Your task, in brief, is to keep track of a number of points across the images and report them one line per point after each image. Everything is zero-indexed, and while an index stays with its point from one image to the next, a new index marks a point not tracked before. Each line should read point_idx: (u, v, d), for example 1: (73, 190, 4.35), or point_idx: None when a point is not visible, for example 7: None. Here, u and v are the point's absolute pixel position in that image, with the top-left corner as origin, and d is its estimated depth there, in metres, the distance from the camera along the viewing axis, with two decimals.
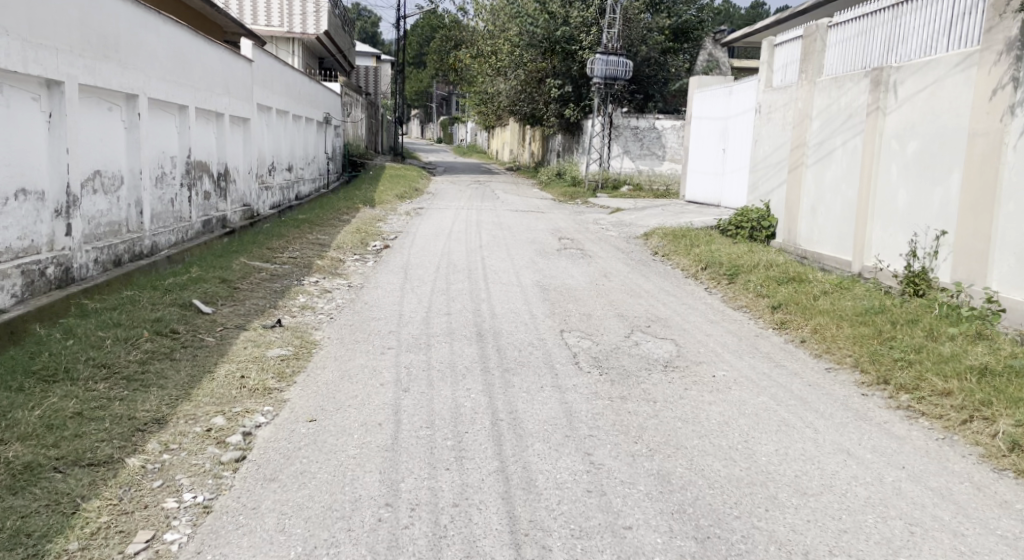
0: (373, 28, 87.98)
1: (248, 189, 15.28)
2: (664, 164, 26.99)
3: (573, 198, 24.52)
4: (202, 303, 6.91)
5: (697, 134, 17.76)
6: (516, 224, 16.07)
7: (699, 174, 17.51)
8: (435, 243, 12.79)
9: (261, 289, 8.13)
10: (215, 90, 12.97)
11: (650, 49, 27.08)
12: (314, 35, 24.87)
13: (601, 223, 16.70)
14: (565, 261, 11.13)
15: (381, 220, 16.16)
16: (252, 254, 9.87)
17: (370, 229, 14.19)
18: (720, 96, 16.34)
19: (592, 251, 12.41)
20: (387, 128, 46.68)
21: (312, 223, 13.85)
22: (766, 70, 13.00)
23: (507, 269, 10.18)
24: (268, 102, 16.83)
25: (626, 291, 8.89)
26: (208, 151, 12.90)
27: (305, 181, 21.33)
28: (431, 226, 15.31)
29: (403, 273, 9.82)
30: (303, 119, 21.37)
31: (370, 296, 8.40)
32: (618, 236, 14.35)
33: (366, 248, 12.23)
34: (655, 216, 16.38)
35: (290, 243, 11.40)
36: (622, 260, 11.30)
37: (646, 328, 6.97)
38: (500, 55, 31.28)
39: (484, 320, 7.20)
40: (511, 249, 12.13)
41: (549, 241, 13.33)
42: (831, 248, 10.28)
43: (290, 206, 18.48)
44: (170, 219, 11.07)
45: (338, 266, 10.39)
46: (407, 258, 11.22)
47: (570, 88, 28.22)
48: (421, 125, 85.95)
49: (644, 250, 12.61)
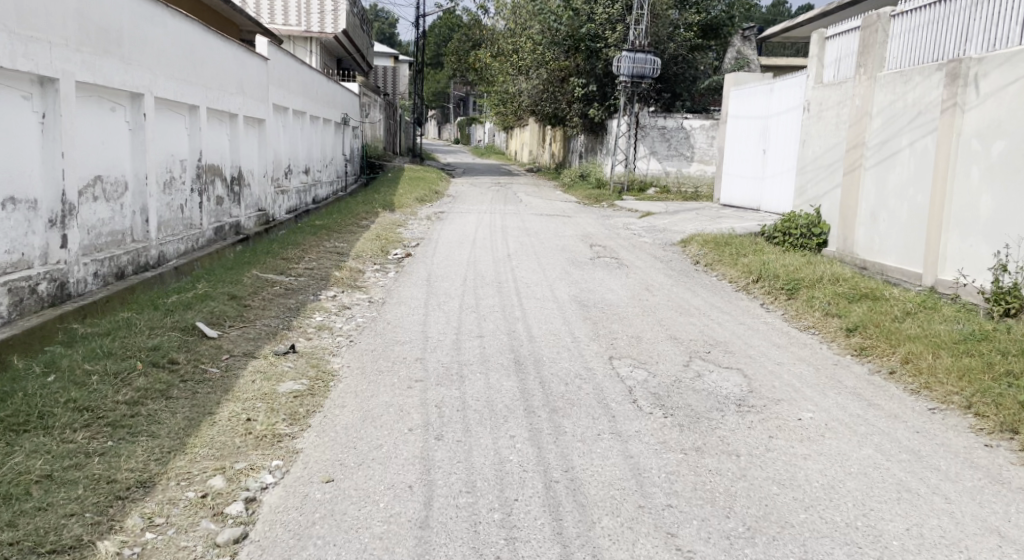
0: (390, 28, 87.30)
1: (264, 193, 14.60)
2: (693, 165, 25.81)
3: (599, 200, 23.71)
4: (207, 326, 6.13)
5: (734, 134, 16.93)
6: (543, 229, 15.26)
7: (736, 176, 16.69)
8: (460, 251, 12.01)
9: (275, 306, 7.40)
10: (227, 90, 12.23)
11: (678, 47, 26.21)
12: (332, 34, 24.20)
13: (632, 229, 15.88)
14: (601, 272, 10.34)
15: (402, 225, 15.44)
16: (266, 266, 9.14)
17: (391, 236, 13.46)
18: (761, 94, 15.53)
19: (628, 259, 11.63)
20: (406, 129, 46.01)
21: (331, 230, 13.12)
22: (817, 65, 12.28)
23: (540, 281, 9.40)
24: (284, 103, 16.15)
25: (673, 306, 8.09)
26: (221, 153, 12.20)
27: (322, 184, 20.67)
28: (454, 231, 14.56)
29: (427, 286, 9.07)
30: (320, 120, 20.69)
31: (393, 313, 7.65)
32: (652, 243, 13.54)
33: (387, 257, 11.51)
34: (690, 221, 15.56)
35: (307, 252, 10.67)
36: (662, 271, 10.51)
37: (706, 355, 6.17)
38: (521, 54, 30.48)
39: (523, 344, 6.43)
40: (542, 258, 11.36)
41: (582, 249, 12.54)
42: (897, 259, 9.53)
43: (306, 211, 17.79)
44: (179, 227, 10.36)
45: (358, 278, 9.65)
46: (431, 268, 10.44)
47: (595, 87, 27.26)
48: (439, 126, 85.28)
49: (685, 259, 11.81)
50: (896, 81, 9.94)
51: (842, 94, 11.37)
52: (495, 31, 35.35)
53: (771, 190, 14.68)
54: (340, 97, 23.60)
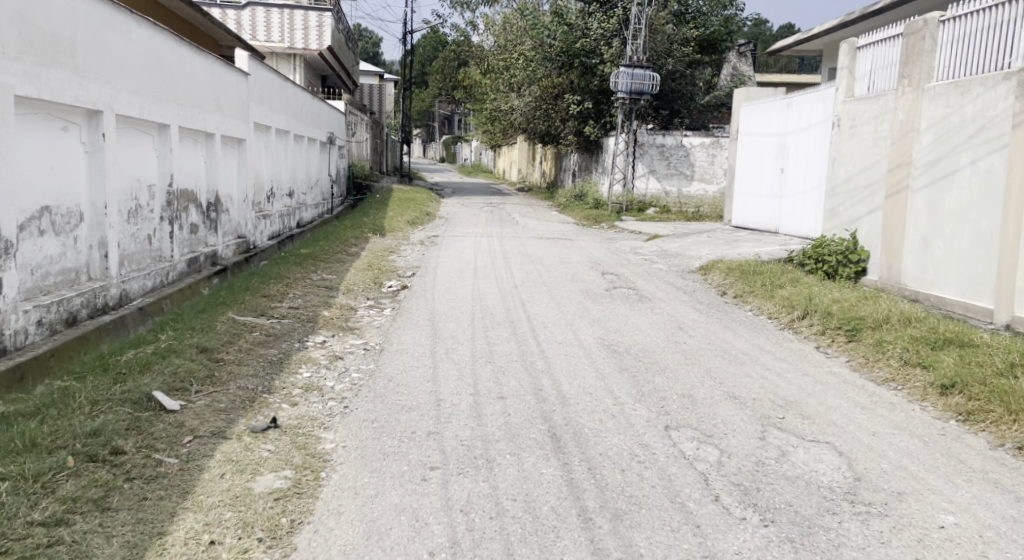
0: (374, 46, 86.31)
1: (243, 219, 13.49)
2: (693, 185, 24.64)
3: (599, 221, 22.67)
4: (166, 396, 4.91)
5: (747, 151, 15.83)
6: (547, 255, 14.11)
7: (749, 196, 15.59)
8: (459, 282, 10.84)
9: (254, 359, 6.25)
10: (203, 106, 11.10)
11: (677, 62, 25.11)
12: (316, 50, 23.15)
13: (642, 253, 14.80)
14: (623, 307, 9.23)
15: (395, 251, 14.33)
16: (243, 306, 7.96)
17: (383, 264, 12.33)
18: (777, 108, 14.46)
19: (649, 290, 10.52)
20: (393, 149, 44.87)
21: (317, 259, 11.96)
22: (847, 77, 11.15)
23: (557, 320, 8.25)
24: (266, 121, 15.01)
25: (718, 351, 6.98)
26: (196, 176, 11.09)
27: (306, 207, 19.54)
28: (451, 258, 13.47)
29: (430, 327, 7.94)
30: (305, 140, 19.58)
31: (394, 365, 6.49)
32: (668, 270, 12.43)
33: (380, 290, 10.39)
34: (705, 245, 14.45)
35: (292, 287, 9.52)
36: (690, 304, 9.43)
37: (781, 422, 5.06)
38: (513, 70, 29.39)
39: (555, 408, 5.29)
40: (554, 291, 10.22)
41: (594, 279, 11.41)
42: (958, 290, 8.63)
43: (290, 235, 16.65)
44: (146, 260, 9.23)
45: (350, 318, 8.52)
46: (429, 304, 9.25)
47: (590, 104, 26.05)
48: (424, 144, 84.13)
49: (710, 290, 10.68)
50: (948, 92, 8.95)
51: (881, 107, 10.28)
52: (483, 47, 34.26)
53: (793, 212, 13.62)
54: (326, 115, 22.48)
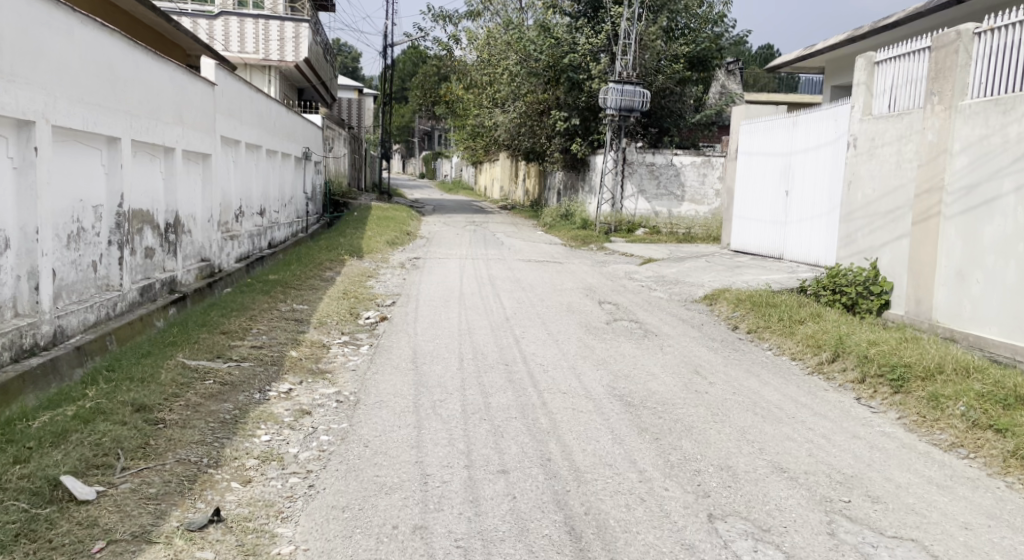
0: (354, 61, 85.32)
1: (207, 240, 12.51)
2: (683, 205, 23.78)
3: (586, 242, 21.80)
4: (78, 486, 4.06)
5: (747, 172, 14.89)
6: (538, 281, 13.16)
7: (751, 219, 14.67)
8: (444, 314, 9.87)
9: (204, 418, 5.28)
10: (161, 118, 10.09)
11: (666, 80, 24.32)
12: (293, 62, 22.26)
13: (638, 279, 13.86)
14: (628, 345, 8.29)
15: (373, 275, 13.31)
16: (198, 347, 6.97)
17: (360, 291, 11.36)
18: (781, 127, 13.53)
19: (653, 324, 9.61)
20: (373, 164, 43.85)
21: (289, 286, 10.97)
22: (864, 94, 10.10)
23: (557, 362, 7.30)
24: (234, 134, 13.98)
25: (746, 403, 6.06)
26: (152, 194, 10.08)
27: (279, 226, 18.49)
28: (435, 283, 12.49)
29: (413, 370, 6.96)
30: (278, 155, 18.51)
31: (371, 422, 5.52)
32: (669, 299, 11.53)
33: (358, 323, 9.40)
34: (705, 271, 13.52)
35: (258, 320, 8.53)
36: (700, 342, 8.52)
37: (845, 507, 4.21)
38: (497, 86, 28.49)
39: (567, 487, 4.37)
40: (549, 325, 9.26)
41: (591, 310, 10.50)
42: (999, 330, 7.74)
43: (260, 257, 15.64)
44: (89, 290, 8.27)
45: (320, 359, 7.52)
46: (412, 341, 8.25)
47: (577, 121, 25.16)
48: (404, 160, 83.07)
49: (719, 323, 9.77)
50: (987, 111, 8.00)
51: (904, 127, 9.25)
52: (465, 62, 33.31)
53: (799, 237, 12.71)
54: (301, 129, 21.47)
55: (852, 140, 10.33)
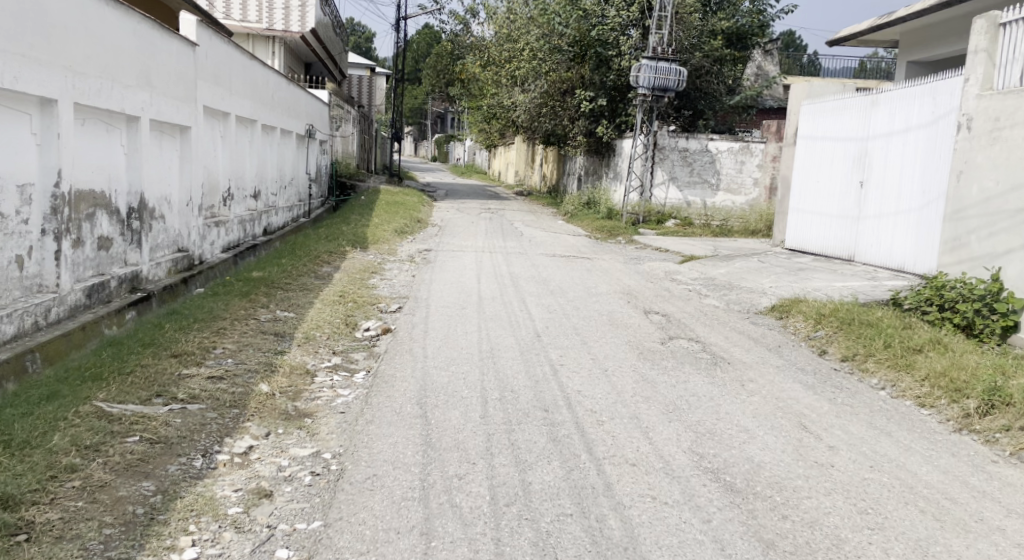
0: (366, 40, 83.26)
1: (184, 226, 10.72)
2: (718, 195, 21.85)
3: (614, 234, 19.92)
4: None
5: (808, 161, 13.04)
6: (569, 283, 11.32)
7: (812, 214, 12.81)
8: (458, 326, 8.05)
9: (98, 517, 3.66)
10: (120, 79, 8.25)
11: (704, 57, 22.32)
12: (298, 33, 20.37)
13: (685, 281, 12.01)
14: (698, 379, 6.43)
15: (378, 272, 11.53)
16: (131, 380, 5.17)
17: (360, 293, 9.56)
18: (856, 108, 11.71)
19: (719, 345, 7.77)
20: (382, 146, 41.94)
21: (275, 286, 9.17)
22: (986, 62, 8.20)
23: (613, 407, 5.47)
24: (221, 105, 12.14)
25: (897, 487, 4.25)
26: (106, 171, 8.23)
27: (275, 211, 16.67)
28: (449, 283, 10.69)
29: (423, 418, 5.14)
30: (275, 131, 16.67)
31: (356, 522, 3.81)
32: (729, 310, 9.64)
33: (353, 337, 7.61)
34: (764, 274, 11.66)
35: (226, 335, 6.73)
36: (786, 374, 6.69)
37: None
38: (517, 63, 26.51)
39: None
40: (591, 344, 7.43)
41: (638, 324, 8.66)
42: None
43: (251, 245, 13.85)
44: (11, 293, 6.50)
45: (300, 396, 5.72)
46: (421, 366, 6.45)
47: (604, 101, 23.18)
48: (415, 142, 80.99)
49: (800, 347, 7.92)
50: None
51: None
52: (483, 39, 31.38)
53: (881, 236, 10.90)
54: (305, 104, 19.64)
55: (966, 120, 8.44)
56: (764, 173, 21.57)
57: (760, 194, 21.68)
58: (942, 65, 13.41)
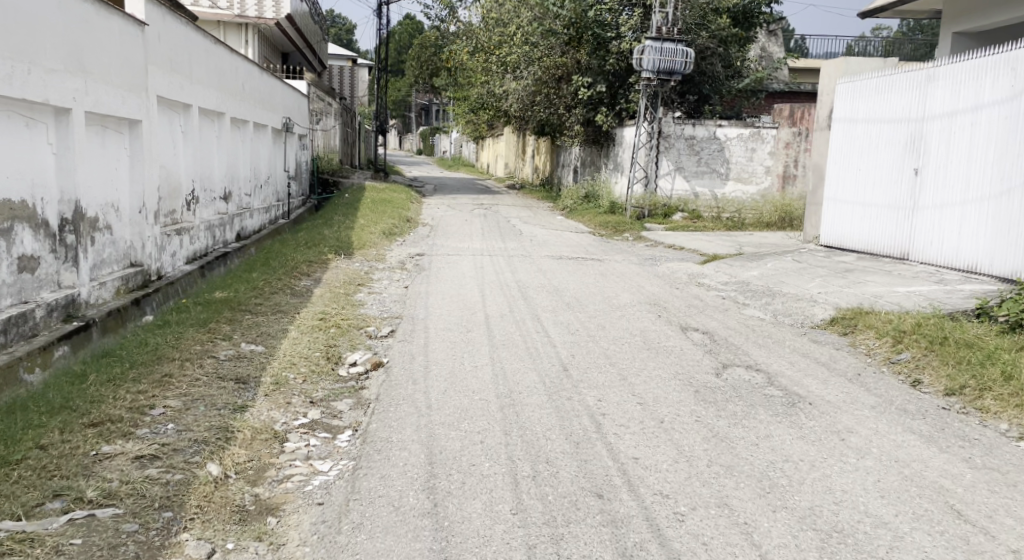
0: (347, 34, 81.52)
1: (137, 236, 9.20)
2: (728, 185, 20.37)
3: (620, 231, 18.39)
4: None
5: (845, 147, 11.72)
6: (586, 292, 9.89)
7: (852, 205, 11.48)
8: (465, 358, 6.59)
9: None
10: (39, 58, 6.70)
11: (709, 38, 20.88)
12: (273, 21, 19.04)
13: (716, 287, 10.56)
14: (782, 430, 4.96)
15: (366, 285, 10.08)
16: (21, 476, 3.76)
17: (345, 314, 8.08)
18: (907, 87, 10.40)
19: (787, 375, 6.33)
20: (367, 139, 40.38)
21: (243, 309, 7.68)
22: None
23: (689, 489, 4.03)
24: (180, 95, 10.63)
25: None
26: (26, 175, 6.70)
27: (250, 213, 15.15)
28: (449, 298, 9.25)
29: (435, 518, 3.72)
30: (248, 126, 15.16)
31: None
32: (780, 325, 8.22)
33: (338, 378, 6.16)
34: (807, 277, 10.26)
35: (170, 386, 5.22)
36: (888, 419, 5.25)
37: None
38: (507, 48, 24.96)
39: None
40: (633, 380, 5.96)
41: (680, 347, 7.22)
42: None
43: (222, 254, 12.36)
44: None
45: (264, 477, 4.25)
46: (427, 421, 5.00)
47: (603, 88, 21.72)
48: (400, 136, 79.37)
49: (884, 374, 6.51)
50: None
51: None
52: (469, 25, 29.62)
53: (946, 230, 9.59)
54: (281, 95, 18.09)
55: None
56: (776, 161, 20.06)
57: (772, 183, 20.17)
58: (995, 35, 12.07)
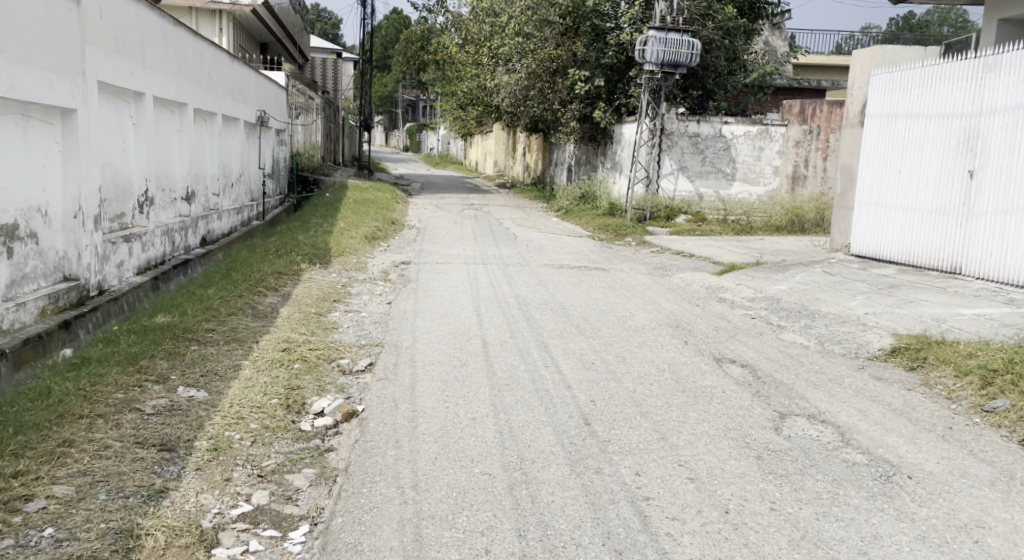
0: (332, 28, 79.89)
1: (72, 245, 7.84)
2: (733, 186, 18.97)
3: (622, 235, 17.18)
4: None
5: (881, 146, 10.48)
6: (596, 311, 8.62)
7: (891, 211, 10.24)
8: (460, 408, 5.26)
9: None
10: None
11: (715, 29, 19.68)
12: (249, 6, 17.54)
13: (742, 304, 9.28)
14: (891, 527, 3.69)
15: (343, 303, 8.78)
16: None
17: (315, 343, 6.78)
18: (962, 78, 9.19)
19: (861, 430, 5.04)
20: (351, 136, 38.98)
21: (188, 338, 6.35)
22: None
23: None
24: (124, 81, 9.28)
25: None
26: None
27: (217, 215, 13.79)
28: (438, 320, 7.95)
29: None
30: (216, 119, 13.78)
31: None
32: (828, 354, 6.97)
33: (299, 438, 4.82)
34: (846, 293, 8.98)
35: (65, 460, 3.93)
36: (1020, 503, 3.99)
37: None
38: (499, 40, 23.61)
39: None
40: (674, 441, 4.68)
41: (720, 385, 5.93)
42: None
43: (180, 262, 11.01)
44: None
45: None
46: (414, 514, 3.74)
47: (602, 82, 20.47)
48: (385, 132, 77.83)
49: (979, 425, 5.25)
50: None
51: None
52: (458, 15, 28.28)
53: (1011, 240, 8.38)
54: (256, 86, 16.72)
55: None
56: (786, 160, 18.76)
57: (781, 184, 18.85)
58: None
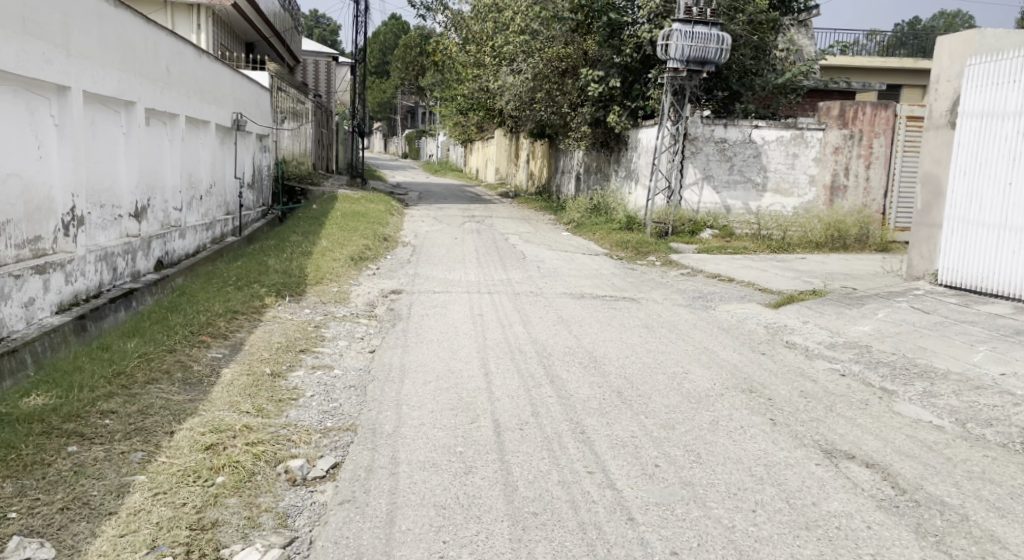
0: (328, 33, 77.92)
1: None
2: (765, 198, 16.77)
3: (643, 252, 15.19)
4: None
5: (982, 152, 8.45)
6: (636, 367, 6.62)
7: (997, 232, 8.23)
8: None
9: None
10: None
11: (744, 23, 17.73)
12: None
13: (821, 353, 7.29)
14: None
15: (314, 355, 6.78)
16: None
17: (254, 430, 4.74)
18: None
19: None
20: (345, 142, 36.99)
21: (63, 435, 4.38)
22: None
23: None
24: (32, 70, 7.30)
25: None
26: None
27: (179, 233, 11.77)
28: (433, 384, 5.95)
29: None
30: (179, 119, 11.77)
31: None
32: (977, 443, 4.99)
33: None
34: (960, 340, 6.96)
35: None
36: None
37: None
38: (502, 38, 21.61)
39: None
40: None
41: (856, 514, 3.91)
42: None
43: (121, 294, 9.03)
44: None
45: None
46: None
47: (618, 82, 18.52)
48: (384, 139, 75.87)
49: None
50: None
51: None
52: (457, 13, 26.29)
53: None
54: (232, 84, 14.71)
55: None
56: (823, 169, 16.46)
57: (817, 196, 16.59)
58: None
